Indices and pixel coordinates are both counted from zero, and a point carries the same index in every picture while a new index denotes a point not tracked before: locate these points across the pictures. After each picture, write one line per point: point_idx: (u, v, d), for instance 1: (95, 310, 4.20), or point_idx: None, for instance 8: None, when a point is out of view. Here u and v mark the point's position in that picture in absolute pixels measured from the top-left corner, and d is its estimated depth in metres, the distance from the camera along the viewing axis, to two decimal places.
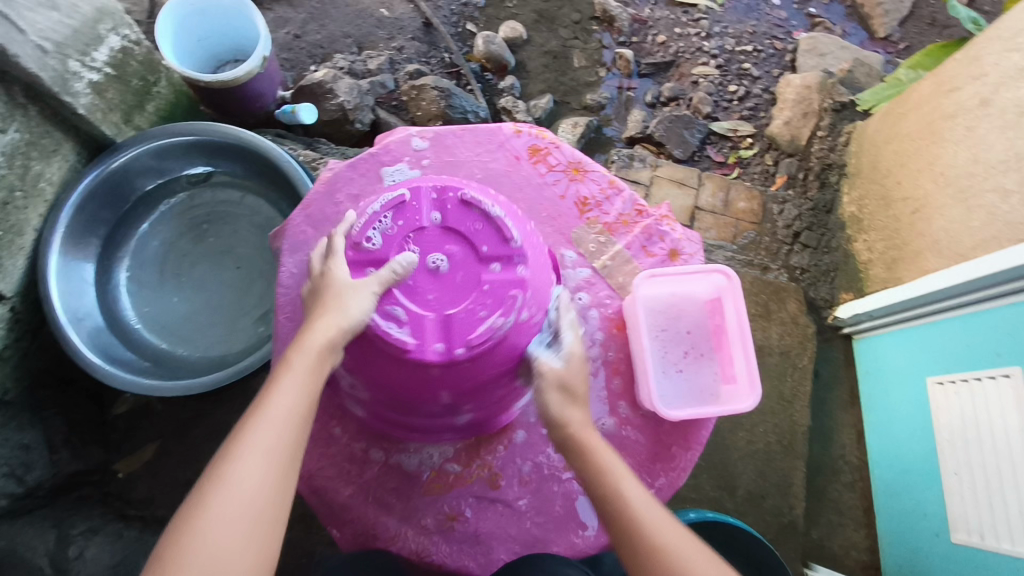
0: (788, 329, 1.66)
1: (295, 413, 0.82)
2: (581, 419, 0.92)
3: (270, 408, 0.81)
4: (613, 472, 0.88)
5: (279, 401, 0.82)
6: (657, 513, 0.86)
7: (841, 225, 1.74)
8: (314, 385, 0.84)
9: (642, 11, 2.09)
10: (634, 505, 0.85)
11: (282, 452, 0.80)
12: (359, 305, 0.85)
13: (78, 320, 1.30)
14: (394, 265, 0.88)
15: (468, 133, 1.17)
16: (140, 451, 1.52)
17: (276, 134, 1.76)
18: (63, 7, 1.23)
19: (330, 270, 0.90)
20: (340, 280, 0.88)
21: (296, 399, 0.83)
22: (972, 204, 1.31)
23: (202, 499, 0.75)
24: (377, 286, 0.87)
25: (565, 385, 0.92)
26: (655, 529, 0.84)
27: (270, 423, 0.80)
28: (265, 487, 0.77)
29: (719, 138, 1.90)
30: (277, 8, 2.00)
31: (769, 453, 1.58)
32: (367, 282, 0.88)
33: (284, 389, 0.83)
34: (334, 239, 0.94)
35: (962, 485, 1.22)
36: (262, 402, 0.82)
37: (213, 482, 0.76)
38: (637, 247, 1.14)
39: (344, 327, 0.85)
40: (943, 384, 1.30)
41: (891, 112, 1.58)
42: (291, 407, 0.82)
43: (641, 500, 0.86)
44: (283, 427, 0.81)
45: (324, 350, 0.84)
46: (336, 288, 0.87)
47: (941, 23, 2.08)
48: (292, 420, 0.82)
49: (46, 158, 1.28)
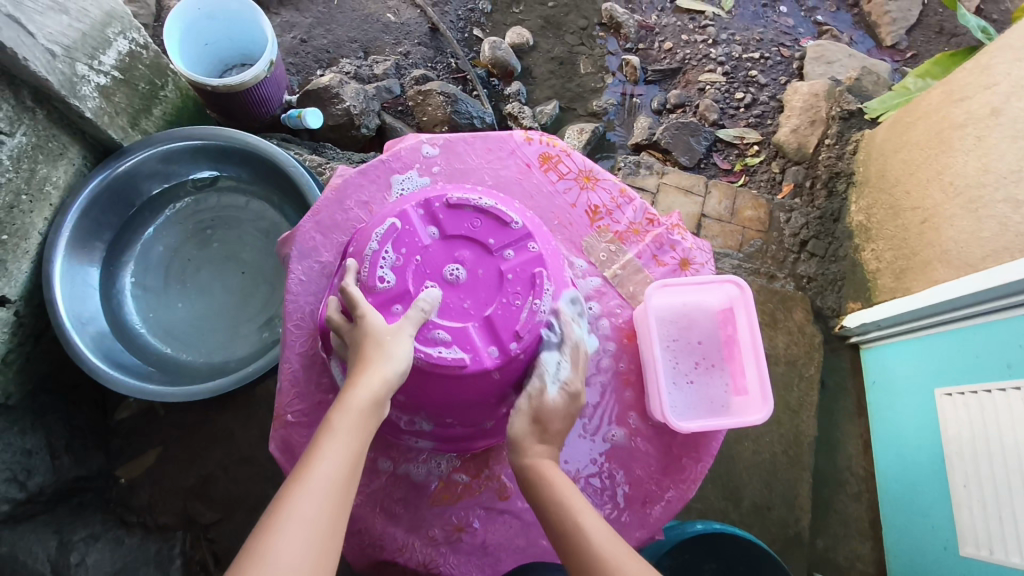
0: (795, 338, 1.65)
1: (337, 479, 0.75)
2: (540, 451, 0.90)
3: (311, 476, 0.74)
4: (571, 503, 0.84)
5: (320, 468, 0.75)
6: (619, 547, 0.81)
7: (849, 234, 1.73)
8: (356, 448, 0.79)
9: (648, 18, 2.09)
10: (593, 536, 0.81)
11: (324, 525, 0.72)
12: (400, 346, 0.85)
13: (82, 324, 1.29)
14: (421, 304, 0.88)
15: (479, 140, 1.17)
16: (142, 457, 1.51)
17: (282, 139, 1.76)
18: (73, 10, 1.23)
19: (364, 319, 0.87)
20: (374, 324, 0.86)
21: (338, 466, 0.76)
22: (982, 214, 1.30)
23: None
24: (411, 322, 0.87)
25: (538, 413, 0.91)
26: (613, 559, 0.79)
27: (313, 491, 0.73)
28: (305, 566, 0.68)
29: (725, 145, 1.90)
30: (284, 12, 1.99)
31: (775, 463, 1.57)
32: (402, 325, 0.87)
33: (326, 454, 0.77)
34: (348, 290, 0.90)
35: (971, 497, 1.21)
36: (302, 470, 0.75)
37: (249, 562, 0.66)
38: (648, 256, 1.13)
39: (389, 376, 0.83)
40: (952, 396, 1.29)
41: (899, 120, 1.57)
42: (334, 473, 0.76)
43: (600, 532, 0.82)
44: (328, 493, 0.74)
45: (371, 406, 0.81)
46: (377, 337, 0.85)
47: (948, 32, 2.07)
48: (334, 489, 0.75)
49: (52, 162, 1.27)
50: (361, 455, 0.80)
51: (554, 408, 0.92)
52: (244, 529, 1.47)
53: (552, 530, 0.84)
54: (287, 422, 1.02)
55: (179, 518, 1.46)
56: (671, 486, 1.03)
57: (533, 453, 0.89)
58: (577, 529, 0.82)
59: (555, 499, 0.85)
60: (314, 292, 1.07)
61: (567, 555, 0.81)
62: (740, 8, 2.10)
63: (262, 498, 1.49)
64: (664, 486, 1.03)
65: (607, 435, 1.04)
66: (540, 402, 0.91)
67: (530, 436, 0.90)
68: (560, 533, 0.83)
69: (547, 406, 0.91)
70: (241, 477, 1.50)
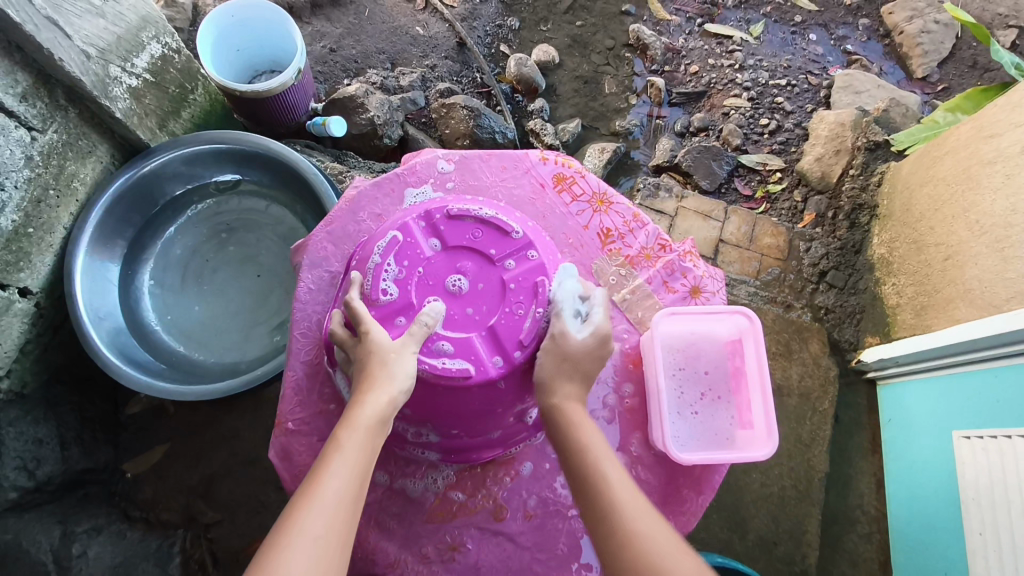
0: (809, 371, 1.62)
1: (344, 497, 0.75)
2: (569, 393, 0.90)
3: (320, 494, 0.74)
4: (593, 447, 0.85)
5: (329, 484, 0.75)
6: (635, 495, 0.80)
7: (869, 267, 1.70)
8: (363, 465, 0.79)
9: (675, 41, 2.09)
10: (612, 483, 0.81)
11: (333, 540, 0.72)
12: (404, 363, 0.85)
13: (100, 319, 1.31)
14: (423, 318, 0.89)
15: (494, 159, 1.18)
16: (149, 453, 1.53)
17: (305, 145, 1.78)
18: (109, 14, 1.26)
19: (367, 336, 0.87)
20: (375, 340, 0.86)
21: (347, 481, 0.77)
22: (1009, 254, 1.26)
23: None
24: (416, 339, 0.87)
25: (564, 355, 0.90)
26: (627, 504, 0.78)
27: (320, 509, 0.73)
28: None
29: (747, 171, 1.88)
30: (315, 22, 2.02)
31: (783, 497, 1.53)
32: (406, 341, 0.87)
33: (334, 472, 0.77)
34: (353, 304, 0.91)
35: (987, 546, 1.16)
36: (309, 488, 0.75)
37: None
38: (658, 282, 1.12)
39: (395, 395, 0.83)
40: (969, 439, 1.26)
41: (927, 154, 1.54)
42: (342, 489, 0.76)
43: (622, 484, 0.81)
44: (336, 510, 0.74)
45: (376, 423, 0.82)
46: (379, 354, 0.85)
47: (981, 66, 2.03)
48: (343, 505, 0.75)
49: (81, 159, 1.30)
50: (367, 472, 0.80)
51: (580, 349, 0.91)
52: (244, 531, 1.47)
53: (570, 464, 0.85)
54: (288, 430, 1.02)
55: (181, 516, 1.48)
56: (670, 517, 1.01)
57: (563, 399, 0.89)
58: (597, 475, 0.82)
59: (579, 443, 0.85)
60: (322, 301, 1.09)
61: (579, 489, 0.82)
62: (770, 34, 2.09)
63: (264, 501, 1.50)
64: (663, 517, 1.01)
65: None
66: (563, 340, 0.90)
67: (558, 378, 0.90)
68: (580, 475, 0.83)
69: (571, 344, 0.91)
70: (245, 478, 1.51)
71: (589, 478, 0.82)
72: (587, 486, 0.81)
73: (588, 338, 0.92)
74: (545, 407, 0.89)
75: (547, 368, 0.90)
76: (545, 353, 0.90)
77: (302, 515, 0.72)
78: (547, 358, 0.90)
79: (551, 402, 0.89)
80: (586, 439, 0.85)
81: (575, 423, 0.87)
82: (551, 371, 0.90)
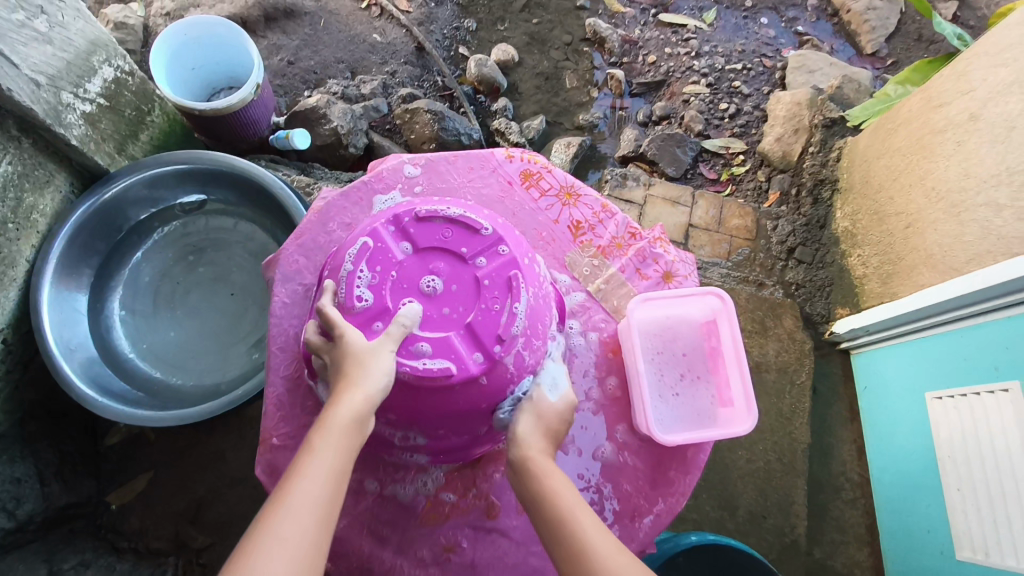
0: (785, 346, 1.65)
1: (320, 499, 0.75)
2: (541, 447, 0.90)
3: (295, 495, 0.74)
4: (562, 492, 0.84)
5: (303, 487, 0.75)
6: (608, 538, 0.80)
7: (835, 240, 1.75)
8: (340, 466, 0.79)
9: (631, 33, 2.11)
10: (587, 529, 0.80)
11: (307, 544, 0.71)
12: (380, 362, 0.85)
13: (71, 351, 1.29)
14: (401, 320, 0.89)
15: (460, 160, 1.18)
16: (132, 482, 1.50)
17: (270, 160, 1.77)
18: (57, 40, 1.24)
19: (341, 336, 0.87)
20: (350, 341, 0.87)
21: (322, 486, 0.76)
22: (965, 218, 1.31)
23: None
24: (393, 339, 0.88)
25: (540, 414, 0.93)
26: (603, 546, 0.78)
27: (296, 510, 0.73)
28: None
29: (711, 155, 1.92)
30: (271, 35, 2.00)
31: (770, 471, 1.56)
32: (383, 342, 0.87)
33: (309, 474, 0.77)
34: (325, 310, 0.91)
35: (966, 501, 1.20)
36: (284, 490, 0.75)
37: None
38: (631, 270, 1.14)
39: (371, 394, 0.83)
40: (942, 399, 1.30)
41: (881, 127, 1.59)
42: (317, 492, 0.75)
43: (595, 529, 0.81)
44: (309, 513, 0.73)
45: (353, 425, 0.81)
46: (354, 355, 0.85)
47: (927, 39, 2.10)
48: (319, 509, 0.75)
49: (39, 190, 1.28)
50: (345, 473, 0.80)
51: (552, 409, 0.94)
52: None
53: (539, 512, 0.84)
54: (273, 446, 1.02)
55: (172, 543, 1.46)
56: (660, 499, 1.02)
57: (535, 451, 0.89)
58: (569, 519, 0.81)
59: (548, 488, 0.85)
60: (298, 314, 1.08)
61: (549, 534, 0.82)
62: (722, 20, 2.13)
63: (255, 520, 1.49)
64: (653, 499, 1.02)
65: (596, 451, 1.04)
66: (540, 403, 0.93)
67: (531, 434, 0.90)
68: (550, 519, 0.82)
69: (547, 410, 0.94)
70: (234, 500, 1.50)
71: (559, 523, 0.81)
72: (558, 532, 0.81)
73: (559, 402, 0.96)
74: (514, 458, 0.89)
75: (524, 426, 0.91)
76: (524, 411, 0.92)
77: (272, 522, 0.72)
78: (523, 415, 0.92)
79: (522, 453, 0.88)
80: (556, 484, 0.85)
81: (546, 470, 0.87)
82: (527, 430, 0.91)
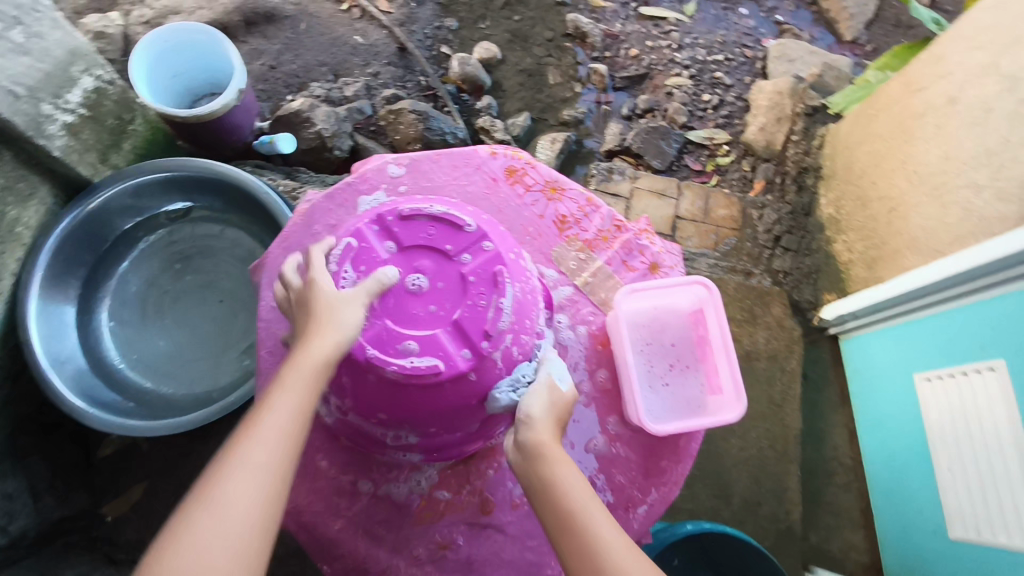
0: (774, 333, 1.66)
1: (286, 434, 0.79)
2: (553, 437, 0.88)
3: (262, 429, 0.78)
4: (574, 486, 0.82)
5: (271, 422, 0.79)
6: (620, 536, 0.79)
7: (820, 227, 1.76)
8: (308, 401, 0.82)
9: (613, 27, 2.11)
10: (599, 527, 0.78)
11: (272, 472, 0.76)
12: (349, 311, 0.86)
13: (61, 364, 1.28)
14: (381, 277, 0.90)
15: (444, 158, 1.18)
16: (127, 494, 1.50)
17: (255, 165, 1.76)
18: (35, 50, 1.21)
19: (316, 282, 0.89)
20: (323, 288, 0.88)
21: (287, 418, 0.80)
22: (947, 200, 1.33)
23: (190, 523, 0.71)
24: (366, 291, 0.89)
25: (554, 400, 0.92)
26: (615, 545, 0.77)
27: (262, 443, 0.77)
28: (254, 514, 0.73)
29: (696, 147, 1.93)
30: (252, 40, 1.99)
31: (763, 458, 1.58)
32: (357, 293, 0.88)
33: (277, 409, 0.80)
34: (313, 254, 0.95)
35: (956, 480, 1.22)
36: (252, 423, 0.79)
37: (201, 505, 0.72)
38: (618, 262, 1.15)
39: (339, 339, 0.84)
40: (930, 380, 1.31)
41: (862, 113, 1.60)
42: (284, 426, 0.79)
43: (607, 526, 0.79)
44: (275, 446, 0.77)
45: (322, 366, 0.83)
46: (326, 301, 0.87)
47: (904, 25, 2.12)
48: (285, 441, 0.79)
49: (22, 203, 1.27)
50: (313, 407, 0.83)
51: (563, 396, 0.94)
52: None
53: (550, 505, 0.82)
54: None
55: None
56: (653, 488, 1.04)
57: (548, 441, 0.87)
58: (582, 515, 0.79)
59: (561, 481, 0.82)
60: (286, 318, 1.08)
61: (559, 527, 0.80)
62: (702, 12, 2.14)
63: None
64: (646, 489, 1.04)
65: (589, 444, 1.05)
66: (553, 388, 0.94)
67: (544, 423, 0.89)
68: (561, 513, 0.80)
69: (559, 396, 0.94)
70: None
71: (572, 519, 0.79)
72: (570, 526, 0.79)
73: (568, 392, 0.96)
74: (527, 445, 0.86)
75: (536, 409, 0.90)
76: (537, 394, 0.92)
77: (239, 452, 0.76)
78: (537, 397, 0.91)
79: (536, 441, 0.86)
80: (569, 478, 0.83)
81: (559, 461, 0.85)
82: (540, 416, 0.89)
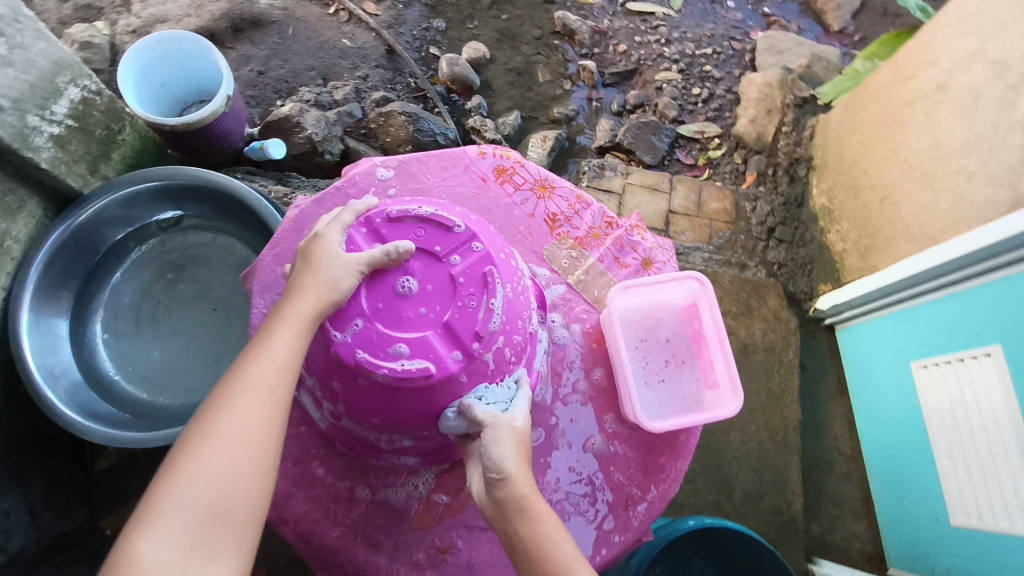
0: (771, 325, 1.66)
1: (292, 354, 0.86)
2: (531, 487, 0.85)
3: (270, 348, 0.86)
4: (558, 542, 0.80)
5: (277, 341, 0.86)
6: None
7: (813, 218, 1.77)
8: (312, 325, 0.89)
9: (601, 23, 2.11)
10: None
11: (279, 384, 0.84)
12: (343, 269, 0.90)
13: (55, 377, 1.27)
14: (389, 249, 0.92)
15: (432, 159, 1.18)
16: (128, 506, 1.51)
17: (246, 171, 1.75)
18: (18, 62, 1.21)
19: (325, 244, 0.94)
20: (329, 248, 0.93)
21: (292, 343, 0.86)
22: (939, 187, 1.33)
23: (207, 420, 0.80)
24: (368, 260, 0.92)
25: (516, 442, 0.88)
26: None
27: (270, 359, 0.85)
28: (263, 421, 0.82)
29: (687, 141, 1.93)
30: (239, 45, 1.98)
31: (763, 451, 1.58)
32: (357, 258, 0.92)
33: (284, 331, 0.87)
34: (345, 213, 0.99)
35: (956, 467, 1.22)
36: (262, 343, 0.86)
37: (217, 408, 0.81)
38: (610, 259, 1.15)
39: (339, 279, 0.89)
40: (927, 367, 1.31)
41: (852, 102, 1.60)
42: (290, 346, 0.86)
43: None
44: (282, 362, 0.85)
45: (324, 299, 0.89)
46: (324, 261, 0.92)
47: (892, 13, 2.13)
48: (292, 359, 0.86)
49: (10, 217, 1.26)
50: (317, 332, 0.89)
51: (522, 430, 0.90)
52: None
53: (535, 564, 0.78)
54: None
55: None
56: (652, 486, 1.04)
57: (528, 491, 0.83)
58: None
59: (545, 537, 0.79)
60: None
61: None
62: (690, 6, 2.14)
63: None
64: (646, 487, 1.04)
65: (586, 443, 1.05)
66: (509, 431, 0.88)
67: (520, 473, 0.85)
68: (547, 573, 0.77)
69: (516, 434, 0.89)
70: None
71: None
72: None
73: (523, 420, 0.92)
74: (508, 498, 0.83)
75: (502, 461, 0.86)
76: (497, 444, 0.86)
77: (251, 368, 0.84)
78: (497, 448, 0.86)
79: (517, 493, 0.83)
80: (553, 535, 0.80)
81: (541, 516, 0.82)
82: (515, 462, 0.86)
